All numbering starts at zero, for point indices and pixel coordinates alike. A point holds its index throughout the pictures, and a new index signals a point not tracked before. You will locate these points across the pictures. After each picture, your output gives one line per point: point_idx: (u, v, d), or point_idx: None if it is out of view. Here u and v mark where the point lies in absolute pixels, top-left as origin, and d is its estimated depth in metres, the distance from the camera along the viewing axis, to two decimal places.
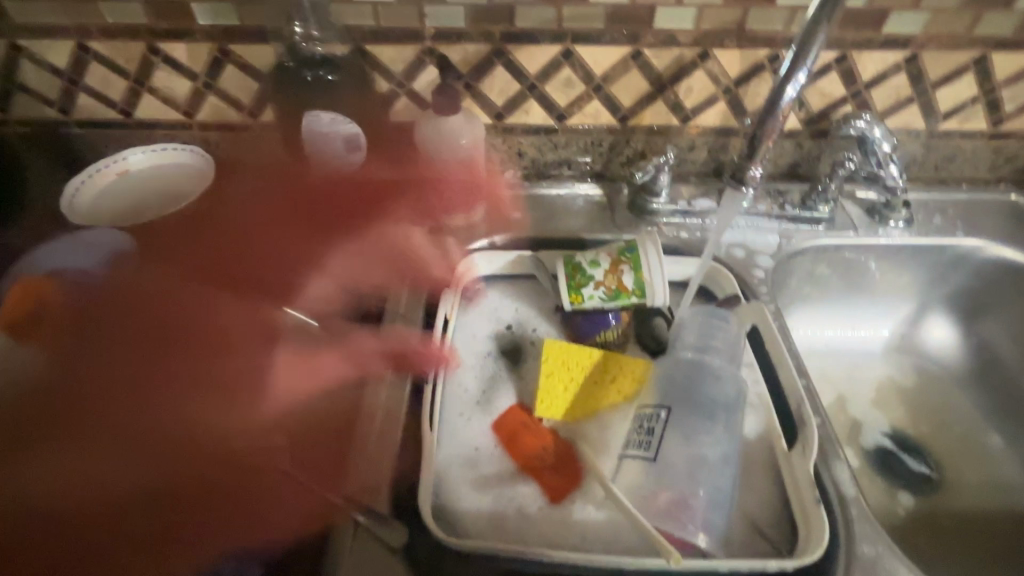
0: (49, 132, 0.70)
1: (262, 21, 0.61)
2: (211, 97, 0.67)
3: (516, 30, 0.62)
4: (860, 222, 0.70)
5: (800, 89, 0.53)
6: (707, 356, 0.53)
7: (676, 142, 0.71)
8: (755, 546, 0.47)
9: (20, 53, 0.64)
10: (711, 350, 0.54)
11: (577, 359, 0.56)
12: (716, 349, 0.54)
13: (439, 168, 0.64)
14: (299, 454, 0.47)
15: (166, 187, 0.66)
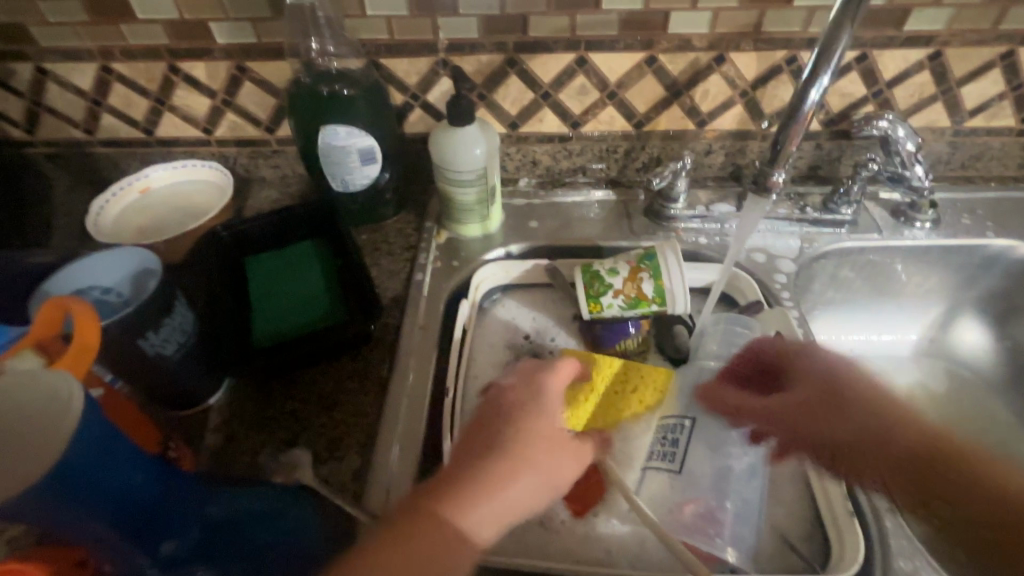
0: (75, 152, 0.72)
1: (278, 38, 0.62)
2: (230, 113, 0.68)
3: (530, 40, 0.62)
4: (884, 224, 0.69)
5: (823, 92, 0.52)
6: None
7: (693, 147, 0.71)
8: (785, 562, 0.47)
9: (45, 76, 0.66)
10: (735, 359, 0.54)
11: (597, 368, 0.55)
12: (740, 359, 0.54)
13: (452, 179, 0.62)
14: (322, 468, 0.47)
15: (186, 202, 0.68)
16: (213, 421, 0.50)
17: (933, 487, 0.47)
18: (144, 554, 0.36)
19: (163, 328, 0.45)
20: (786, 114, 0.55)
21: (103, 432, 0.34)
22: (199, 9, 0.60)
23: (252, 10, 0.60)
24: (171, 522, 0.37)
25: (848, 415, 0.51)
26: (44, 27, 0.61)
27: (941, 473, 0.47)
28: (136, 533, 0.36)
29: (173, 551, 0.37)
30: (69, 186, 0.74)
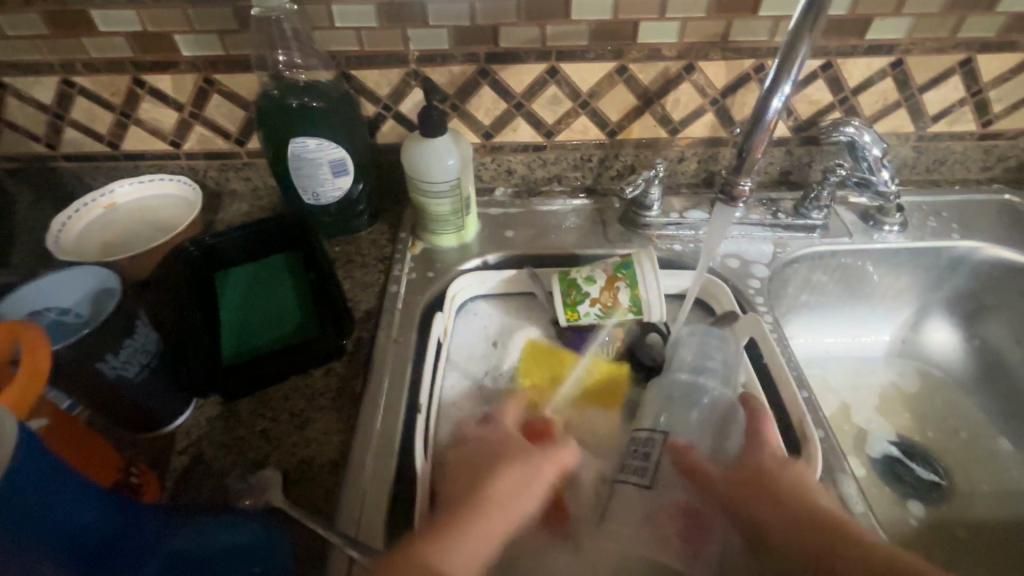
0: (36, 166, 0.70)
1: (246, 50, 0.61)
2: (199, 126, 0.67)
3: (500, 51, 0.62)
4: (854, 228, 0.70)
5: (785, 101, 0.52)
6: (701, 379, 0.52)
7: (666, 155, 0.71)
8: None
9: (4, 90, 0.64)
10: (706, 373, 0.53)
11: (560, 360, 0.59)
12: (711, 373, 0.53)
13: (426, 190, 0.62)
14: (292, 489, 0.46)
15: (154, 217, 0.66)
16: (179, 443, 0.48)
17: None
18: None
19: (123, 350, 0.44)
20: (748, 124, 0.56)
21: (45, 463, 0.32)
22: (164, 21, 0.59)
23: (217, 21, 0.59)
24: (129, 556, 0.35)
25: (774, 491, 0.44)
26: (1, 40, 0.60)
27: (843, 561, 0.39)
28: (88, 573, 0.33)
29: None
30: (32, 202, 0.72)
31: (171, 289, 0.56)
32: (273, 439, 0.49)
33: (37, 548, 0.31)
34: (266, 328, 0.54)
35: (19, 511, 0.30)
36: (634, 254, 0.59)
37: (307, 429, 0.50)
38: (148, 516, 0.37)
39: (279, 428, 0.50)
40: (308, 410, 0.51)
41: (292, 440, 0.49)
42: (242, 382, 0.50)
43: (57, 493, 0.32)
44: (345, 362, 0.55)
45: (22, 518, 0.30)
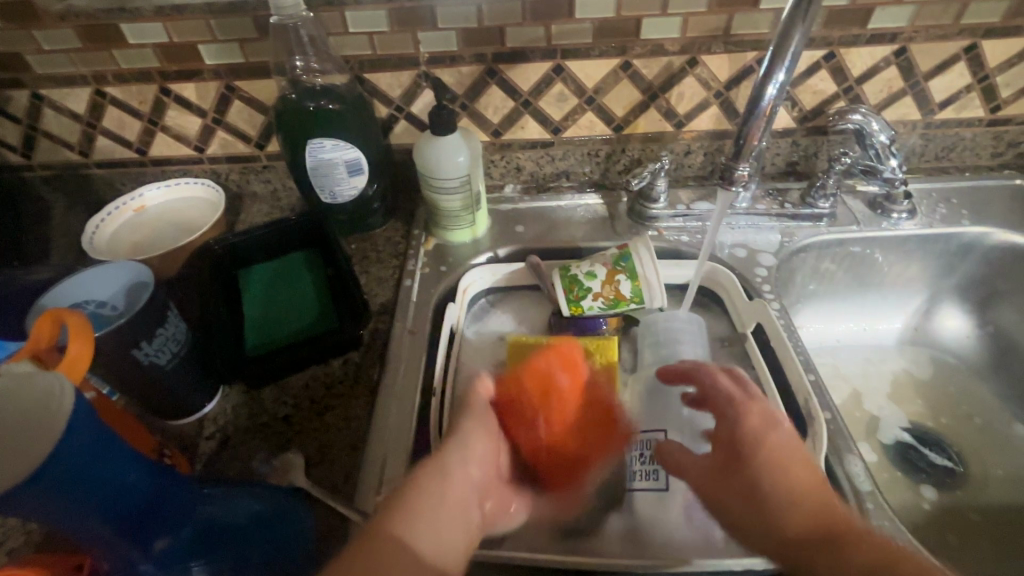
0: (71, 173, 0.74)
1: (265, 58, 0.64)
2: (221, 131, 0.71)
3: (507, 51, 0.64)
4: (862, 216, 0.70)
5: (780, 87, 0.53)
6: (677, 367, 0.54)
7: (672, 148, 0.73)
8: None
9: (41, 101, 0.68)
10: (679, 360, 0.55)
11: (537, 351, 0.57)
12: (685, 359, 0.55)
13: (437, 187, 0.64)
14: (314, 470, 0.48)
15: (180, 219, 0.70)
16: (208, 429, 0.51)
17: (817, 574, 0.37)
18: (138, 552, 0.36)
19: (157, 338, 0.47)
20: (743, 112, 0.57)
21: (96, 430, 0.34)
22: (188, 32, 0.62)
23: (239, 30, 0.62)
24: (168, 519, 0.38)
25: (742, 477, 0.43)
26: (38, 55, 0.64)
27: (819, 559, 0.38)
28: (129, 531, 0.36)
29: (167, 549, 0.37)
30: (67, 208, 0.76)
31: (197, 285, 0.59)
32: (296, 424, 0.51)
33: (88, 504, 0.34)
34: (286, 322, 0.56)
35: (75, 472, 0.33)
36: (630, 244, 0.61)
37: (328, 416, 0.52)
38: (189, 481, 0.40)
39: (302, 416, 0.52)
40: (329, 398, 0.53)
41: (314, 426, 0.51)
42: (266, 373, 0.53)
43: (109, 457, 0.35)
44: (364, 353, 0.57)
45: (79, 477, 0.33)
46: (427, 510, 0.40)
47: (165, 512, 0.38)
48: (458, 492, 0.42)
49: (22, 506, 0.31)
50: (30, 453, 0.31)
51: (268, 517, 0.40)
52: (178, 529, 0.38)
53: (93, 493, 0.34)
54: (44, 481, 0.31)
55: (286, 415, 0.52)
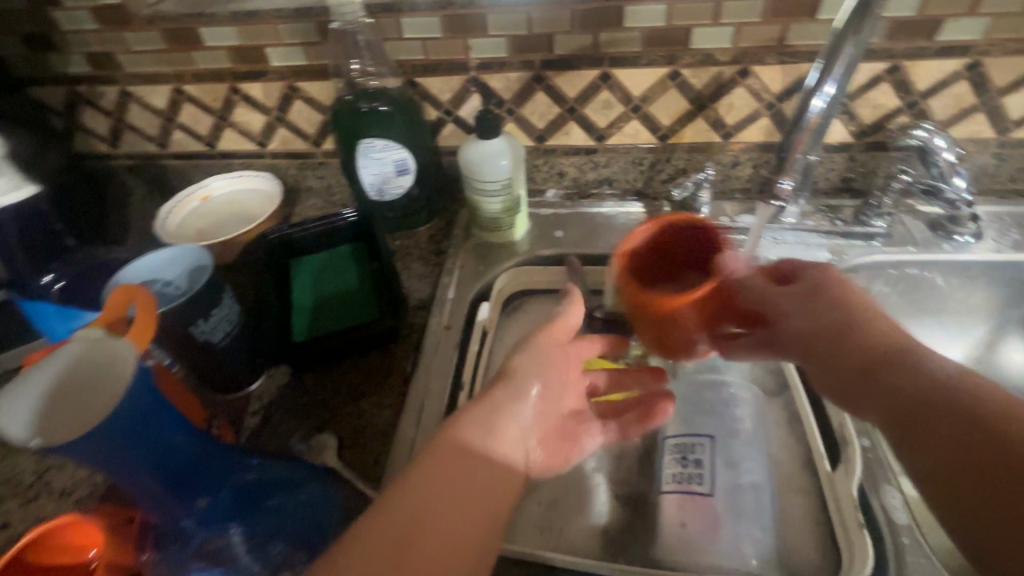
0: (150, 164, 0.81)
1: (326, 60, 0.68)
2: (282, 128, 0.75)
3: (555, 58, 0.65)
4: (919, 236, 0.67)
5: (829, 100, 0.52)
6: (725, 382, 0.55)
7: (719, 159, 0.71)
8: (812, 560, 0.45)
9: (128, 98, 0.74)
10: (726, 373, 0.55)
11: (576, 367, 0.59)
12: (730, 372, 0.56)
13: (479, 188, 0.66)
14: (346, 453, 0.51)
15: (240, 209, 0.75)
16: (253, 405, 0.55)
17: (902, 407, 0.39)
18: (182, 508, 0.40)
19: (212, 317, 0.50)
20: (788, 126, 0.55)
21: (148, 397, 0.38)
22: (259, 36, 0.67)
23: (303, 35, 0.66)
24: (209, 481, 0.41)
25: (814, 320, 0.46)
26: (128, 54, 0.70)
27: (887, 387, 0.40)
28: (175, 488, 0.40)
29: (207, 508, 0.40)
30: (145, 194, 0.83)
31: (254, 273, 0.63)
32: (332, 409, 0.54)
33: (140, 461, 0.37)
34: (328, 313, 0.59)
35: (133, 429, 0.36)
36: None
37: (364, 403, 0.54)
38: (232, 449, 0.44)
39: (338, 401, 0.55)
40: (364, 386, 0.56)
41: (349, 412, 0.54)
42: (309, 358, 0.56)
43: (158, 422, 0.38)
44: (401, 345, 0.60)
45: (138, 435, 0.37)
46: (472, 457, 0.41)
47: (203, 476, 0.41)
48: (507, 436, 0.44)
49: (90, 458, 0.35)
50: (91, 413, 0.34)
51: (290, 486, 0.42)
52: (218, 490, 0.41)
53: (148, 448, 0.38)
54: (105, 437, 0.35)
55: (324, 398, 0.55)
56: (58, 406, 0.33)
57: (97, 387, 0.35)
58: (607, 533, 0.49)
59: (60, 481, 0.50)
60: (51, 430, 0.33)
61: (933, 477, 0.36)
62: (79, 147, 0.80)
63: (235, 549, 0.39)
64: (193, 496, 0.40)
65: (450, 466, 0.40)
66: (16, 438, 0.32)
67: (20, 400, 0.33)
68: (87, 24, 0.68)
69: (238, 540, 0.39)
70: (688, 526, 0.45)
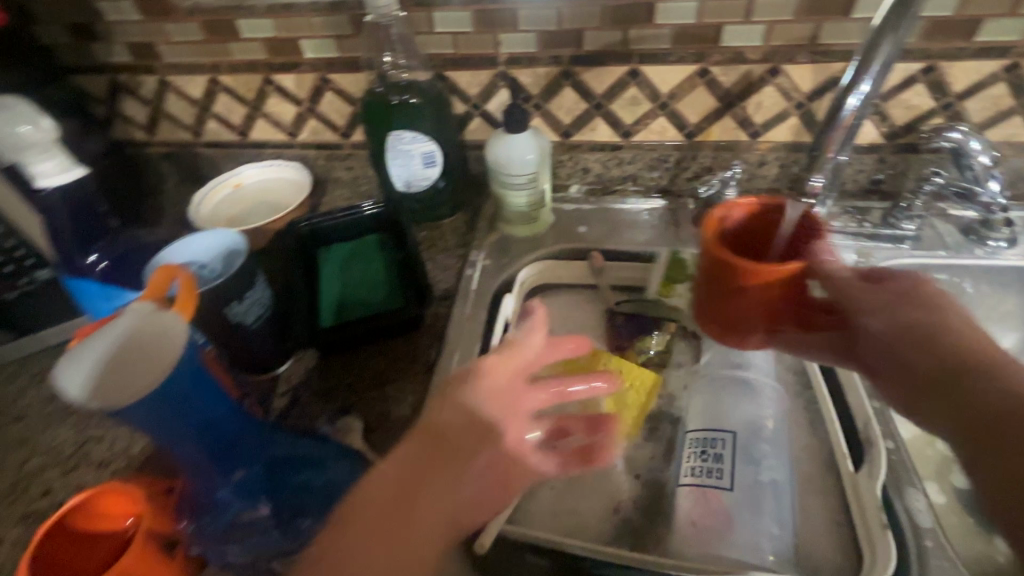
0: (184, 152, 0.83)
1: (358, 53, 0.69)
2: (313, 119, 0.77)
3: (584, 54, 0.65)
4: (950, 241, 0.66)
5: (863, 99, 0.51)
6: (749, 377, 0.54)
7: (745, 158, 0.71)
8: (830, 558, 0.45)
9: (166, 87, 0.77)
10: (750, 369, 0.55)
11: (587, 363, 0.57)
12: (755, 368, 0.55)
13: (505, 182, 0.66)
14: (370, 436, 0.52)
15: (270, 197, 0.77)
16: (281, 387, 0.57)
17: (980, 420, 0.39)
18: (220, 478, 0.41)
19: (246, 300, 0.51)
20: (824, 122, 0.55)
21: (197, 370, 0.39)
22: (294, 29, 0.68)
23: (337, 27, 0.67)
24: (245, 453, 0.43)
25: (906, 326, 0.45)
26: (167, 45, 0.72)
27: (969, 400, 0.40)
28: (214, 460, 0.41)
29: (243, 479, 0.42)
30: (179, 181, 0.86)
31: (281, 260, 0.65)
32: (356, 393, 0.56)
33: (183, 431, 0.39)
34: (354, 300, 0.61)
35: (182, 398, 0.38)
36: None
37: (387, 389, 0.56)
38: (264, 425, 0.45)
39: (362, 386, 0.56)
40: (386, 373, 0.57)
41: (374, 396, 0.55)
42: (334, 343, 0.58)
43: (202, 394, 0.39)
44: (423, 334, 0.61)
45: (184, 406, 0.38)
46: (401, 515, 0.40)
47: (240, 450, 0.42)
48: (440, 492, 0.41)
49: (140, 424, 0.37)
50: (142, 381, 0.35)
51: (318, 464, 0.43)
52: (253, 463, 0.43)
53: (194, 418, 0.39)
54: (158, 405, 0.36)
55: (350, 382, 0.57)
56: (114, 372, 0.35)
57: (150, 359, 0.36)
58: (620, 513, 0.51)
59: (98, 452, 0.52)
60: (107, 395, 0.34)
61: (996, 492, 0.37)
62: (118, 134, 0.82)
63: (267, 522, 0.41)
64: (230, 468, 0.41)
65: (427, 472, 0.41)
66: (76, 398, 0.34)
67: (80, 364, 0.34)
68: (130, 15, 0.70)
69: (269, 513, 0.41)
70: (700, 525, 0.45)
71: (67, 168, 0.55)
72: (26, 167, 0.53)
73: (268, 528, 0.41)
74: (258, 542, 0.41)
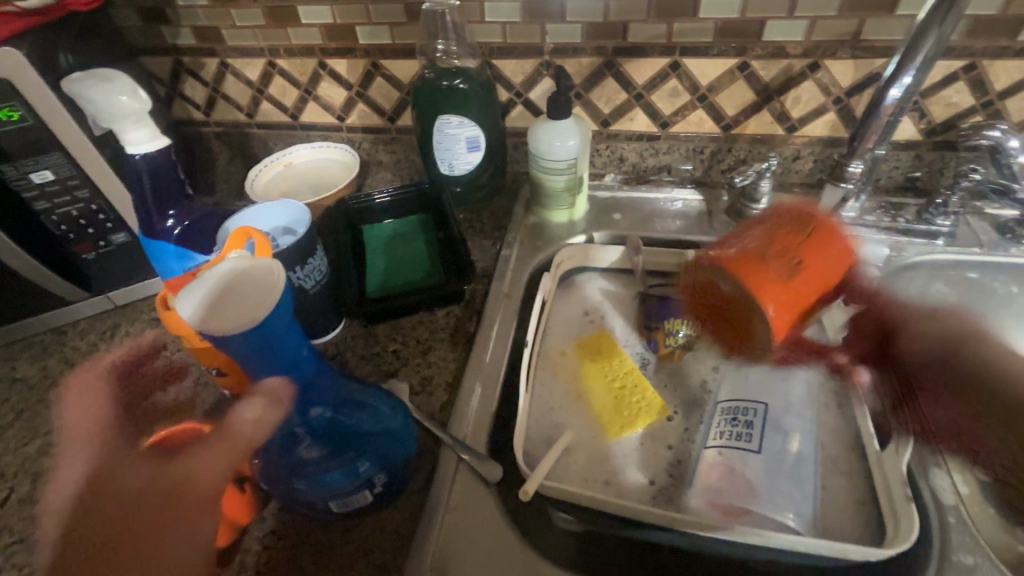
0: (236, 132, 0.88)
1: (410, 40, 0.73)
2: (361, 103, 0.81)
3: (628, 45, 0.67)
4: (985, 238, 0.66)
5: (905, 90, 0.53)
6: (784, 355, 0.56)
7: (781, 152, 0.73)
8: (852, 530, 0.47)
9: (226, 69, 0.81)
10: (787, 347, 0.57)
11: (607, 362, 0.61)
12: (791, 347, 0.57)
13: (545, 167, 0.69)
14: (416, 398, 0.56)
15: (319, 175, 0.81)
16: (331, 351, 0.60)
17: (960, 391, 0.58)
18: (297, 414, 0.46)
19: (307, 266, 0.54)
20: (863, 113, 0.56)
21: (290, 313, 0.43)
22: (350, 15, 0.72)
23: (390, 15, 0.71)
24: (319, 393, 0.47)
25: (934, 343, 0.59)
26: (230, 29, 0.76)
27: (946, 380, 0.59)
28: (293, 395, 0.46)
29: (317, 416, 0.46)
30: (230, 159, 0.91)
31: (330, 234, 0.69)
32: (404, 361, 0.59)
33: (272, 367, 0.43)
34: (400, 274, 0.64)
35: (276, 337, 0.41)
36: None
37: (432, 357, 0.59)
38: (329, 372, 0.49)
39: (409, 354, 0.59)
40: (431, 343, 0.60)
41: (419, 365, 0.59)
42: (381, 313, 0.61)
43: (294, 336, 0.44)
44: (465, 308, 0.64)
45: (277, 345, 0.42)
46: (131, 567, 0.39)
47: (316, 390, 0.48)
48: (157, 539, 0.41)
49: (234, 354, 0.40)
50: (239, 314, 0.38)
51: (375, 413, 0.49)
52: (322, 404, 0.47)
53: (282, 357, 0.43)
54: (259, 339, 0.40)
55: (397, 350, 0.60)
56: (224, 303, 0.38)
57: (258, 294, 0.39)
58: (653, 485, 0.53)
59: (166, 402, 0.57)
60: (215, 323, 0.38)
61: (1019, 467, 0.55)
62: (177, 113, 0.87)
63: (329, 460, 0.45)
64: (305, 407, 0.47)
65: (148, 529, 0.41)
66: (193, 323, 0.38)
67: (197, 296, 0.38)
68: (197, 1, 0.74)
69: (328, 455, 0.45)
70: (724, 491, 0.47)
71: (155, 138, 0.55)
72: (119, 136, 0.53)
73: (323, 474, 0.44)
74: (305, 479, 0.44)
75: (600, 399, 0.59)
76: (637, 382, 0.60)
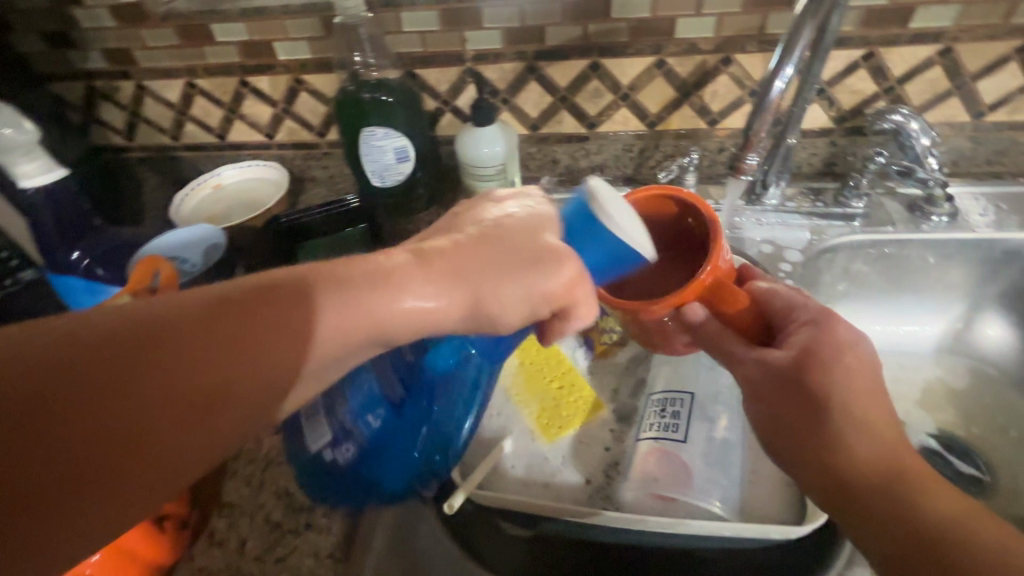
0: (162, 155, 0.85)
1: (329, 53, 0.72)
2: (288, 119, 0.79)
3: (547, 49, 0.68)
4: (898, 217, 0.70)
5: (787, 82, 0.55)
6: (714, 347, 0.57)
7: (705, 145, 0.75)
8: (774, 509, 0.49)
9: (143, 91, 0.78)
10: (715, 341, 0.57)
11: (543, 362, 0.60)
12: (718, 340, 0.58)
13: (475, 173, 0.69)
14: None
15: (252, 198, 0.79)
16: None
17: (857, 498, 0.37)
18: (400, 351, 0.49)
19: None
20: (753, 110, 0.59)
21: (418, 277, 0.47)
22: (267, 31, 0.70)
23: (308, 29, 0.70)
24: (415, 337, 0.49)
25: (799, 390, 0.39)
26: (143, 50, 0.74)
27: (844, 477, 0.37)
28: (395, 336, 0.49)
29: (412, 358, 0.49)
30: (158, 184, 0.87)
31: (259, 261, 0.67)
32: None
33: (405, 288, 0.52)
34: None
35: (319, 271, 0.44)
36: None
37: None
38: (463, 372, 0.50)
39: None
40: None
41: None
42: None
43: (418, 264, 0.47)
44: None
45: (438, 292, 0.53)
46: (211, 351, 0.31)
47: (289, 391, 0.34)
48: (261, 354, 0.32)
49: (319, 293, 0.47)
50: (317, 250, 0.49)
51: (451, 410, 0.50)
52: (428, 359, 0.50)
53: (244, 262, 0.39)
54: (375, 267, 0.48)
55: None
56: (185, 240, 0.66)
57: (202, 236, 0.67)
58: (591, 484, 0.54)
59: None
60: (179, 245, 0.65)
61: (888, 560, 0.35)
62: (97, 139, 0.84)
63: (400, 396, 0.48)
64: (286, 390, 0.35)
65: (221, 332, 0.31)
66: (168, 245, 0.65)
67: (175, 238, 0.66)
68: (105, 22, 0.72)
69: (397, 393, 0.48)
70: (659, 480, 0.49)
71: (49, 168, 0.58)
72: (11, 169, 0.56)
73: (377, 395, 0.47)
74: (356, 391, 0.46)
75: (537, 403, 0.58)
76: (571, 382, 0.60)
